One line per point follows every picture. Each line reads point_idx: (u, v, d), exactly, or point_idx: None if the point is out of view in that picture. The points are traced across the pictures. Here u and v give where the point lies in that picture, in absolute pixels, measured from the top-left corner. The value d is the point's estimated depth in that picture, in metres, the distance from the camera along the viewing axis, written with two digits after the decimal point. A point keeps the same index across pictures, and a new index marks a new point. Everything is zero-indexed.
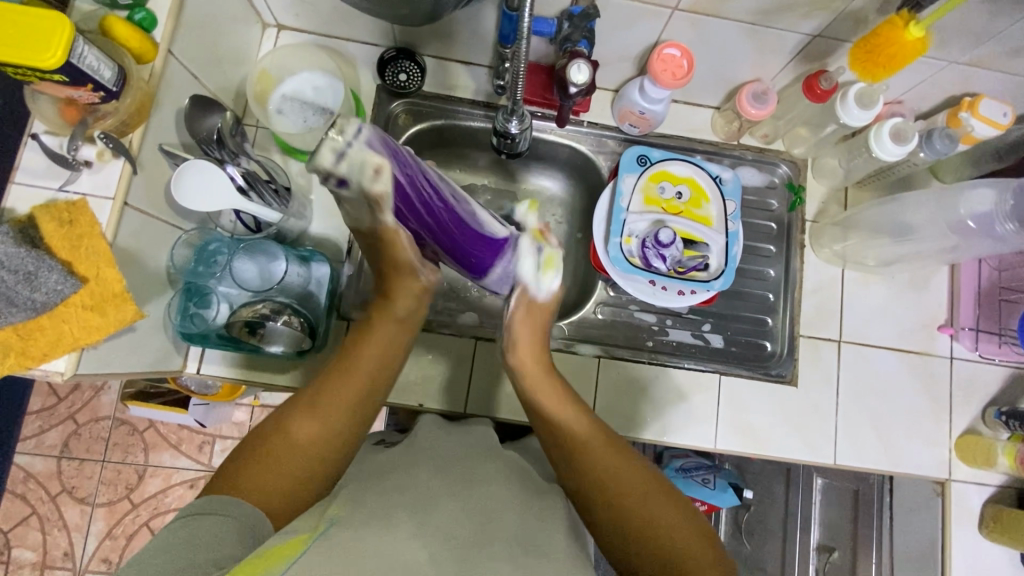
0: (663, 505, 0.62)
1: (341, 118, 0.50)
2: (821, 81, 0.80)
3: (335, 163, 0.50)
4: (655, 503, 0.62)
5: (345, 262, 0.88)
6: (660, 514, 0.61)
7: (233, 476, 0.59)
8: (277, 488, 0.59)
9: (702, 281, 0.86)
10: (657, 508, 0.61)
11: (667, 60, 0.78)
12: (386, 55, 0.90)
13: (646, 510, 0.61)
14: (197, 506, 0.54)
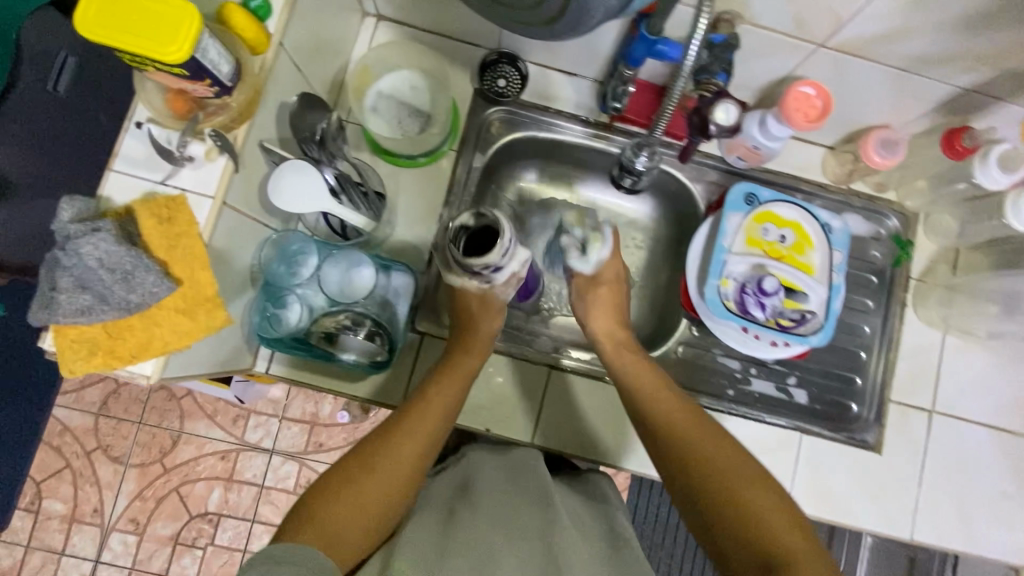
0: (761, 497, 0.61)
1: (505, 224, 0.66)
2: (964, 138, 0.75)
3: (501, 260, 0.67)
4: (754, 496, 0.61)
5: (424, 273, 0.84)
6: (760, 506, 0.60)
7: (312, 511, 0.59)
8: (357, 526, 0.58)
9: (798, 335, 0.81)
10: (754, 499, 0.61)
11: (802, 99, 0.72)
12: (487, 58, 0.85)
13: (743, 500, 0.61)
14: (276, 554, 0.49)
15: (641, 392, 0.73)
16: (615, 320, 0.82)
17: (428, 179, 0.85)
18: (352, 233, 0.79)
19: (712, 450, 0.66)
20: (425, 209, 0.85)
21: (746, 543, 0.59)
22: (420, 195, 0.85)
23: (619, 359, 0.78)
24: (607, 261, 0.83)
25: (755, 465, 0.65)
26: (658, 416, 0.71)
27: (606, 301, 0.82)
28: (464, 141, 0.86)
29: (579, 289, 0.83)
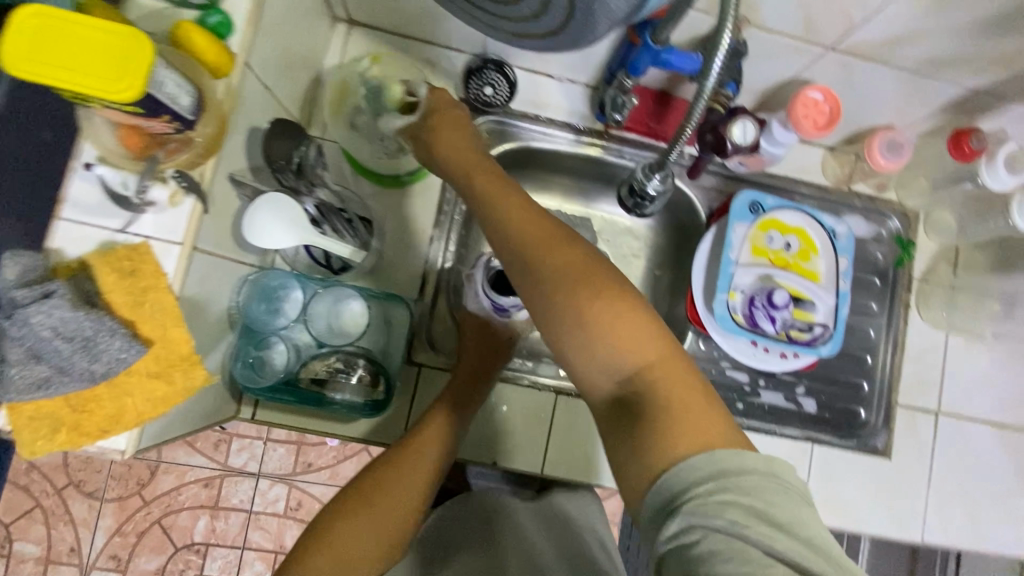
0: (614, 314, 0.48)
1: None
2: (973, 140, 0.72)
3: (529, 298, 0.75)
4: (601, 320, 0.48)
5: (415, 303, 0.78)
6: (617, 331, 0.47)
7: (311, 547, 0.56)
8: (364, 552, 0.57)
9: (807, 345, 0.79)
10: (607, 331, 0.47)
11: (809, 104, 0.69)
12: (472, 64, 0.79)
13: (597, 331, 0.48)
14: None
15: (489, 212, 0.55)
16: (471, 145, 0.63)
17: (415, 199, 0.79)
18: (337, 264, 0.73)
19: (563, 266, 0.50)
20: (414, 231, 0.79)
21: (593, 368, 0.49)
22: (407, 217, 0.79)
23: (470, 183, 0.59)
24: (432, 94, 0.68)
25: (599, 267, 0.50)
26: (506, 240, 0.52)
27: (451, 131, 0.64)
28: None
29: (422, 137, 0.66)
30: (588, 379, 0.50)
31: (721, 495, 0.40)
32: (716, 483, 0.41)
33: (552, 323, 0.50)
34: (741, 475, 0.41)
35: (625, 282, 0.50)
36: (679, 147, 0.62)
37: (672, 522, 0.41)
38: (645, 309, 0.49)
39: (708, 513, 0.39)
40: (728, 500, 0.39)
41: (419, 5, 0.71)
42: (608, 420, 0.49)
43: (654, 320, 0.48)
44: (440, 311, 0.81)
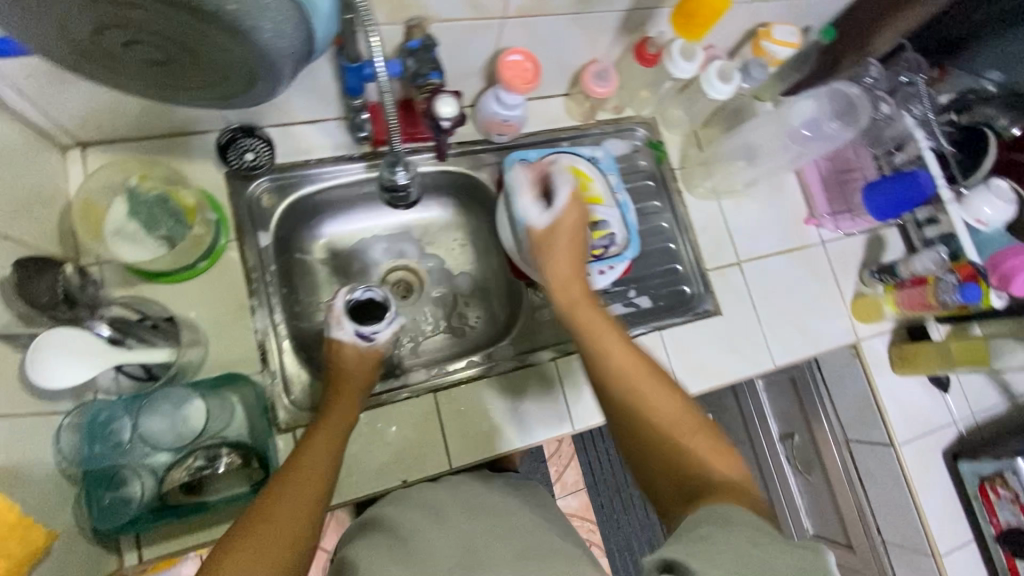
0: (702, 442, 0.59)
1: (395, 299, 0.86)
2: (648, 47, 0.88)
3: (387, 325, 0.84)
4: (672, 425, 0.60)
5: (263, 374, 0.78)
6: (686, 438, 0.60)
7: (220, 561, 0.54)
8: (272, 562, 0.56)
9: (616, 256, 0.93)
10: (680, 434, 0.60)
11: (513, 66, 0.81)
12: (222, 139, 0.82)
13: (680, 447, 0.59)
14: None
15: (589, 325, 0.69)
16: (577, 267, 0.77)
17: (221, 279, 0.79)
18: (160, 371, 0.71)
19: (653, 378, 0.63)
20: (233, 308, 0.79)
21: (659, 472, 0.60)
22: (219, 299, 0.79)
23: (581, 299, 0.74)
24: (567, 205, 0.80)
25: (687, 398, 0.64)
26: (597, 348, 0.66)
27: (572, 241, 0.79)
28: (240, 226, 0.82)
29: (537, 243, 0.80)
30: (652, 474, 0.60)
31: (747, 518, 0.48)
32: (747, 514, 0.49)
33: (629, 424, 0.62)
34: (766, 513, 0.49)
35: (704, 414, 0.62)
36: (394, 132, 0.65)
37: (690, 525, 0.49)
38: (718, 437, 0.61)
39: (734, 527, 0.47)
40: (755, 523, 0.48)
41: (139, 103, 0.73)
42: (674, 514, 0.58)
43: (728, 449, 0.60)
44: (293, 371, 0.81)
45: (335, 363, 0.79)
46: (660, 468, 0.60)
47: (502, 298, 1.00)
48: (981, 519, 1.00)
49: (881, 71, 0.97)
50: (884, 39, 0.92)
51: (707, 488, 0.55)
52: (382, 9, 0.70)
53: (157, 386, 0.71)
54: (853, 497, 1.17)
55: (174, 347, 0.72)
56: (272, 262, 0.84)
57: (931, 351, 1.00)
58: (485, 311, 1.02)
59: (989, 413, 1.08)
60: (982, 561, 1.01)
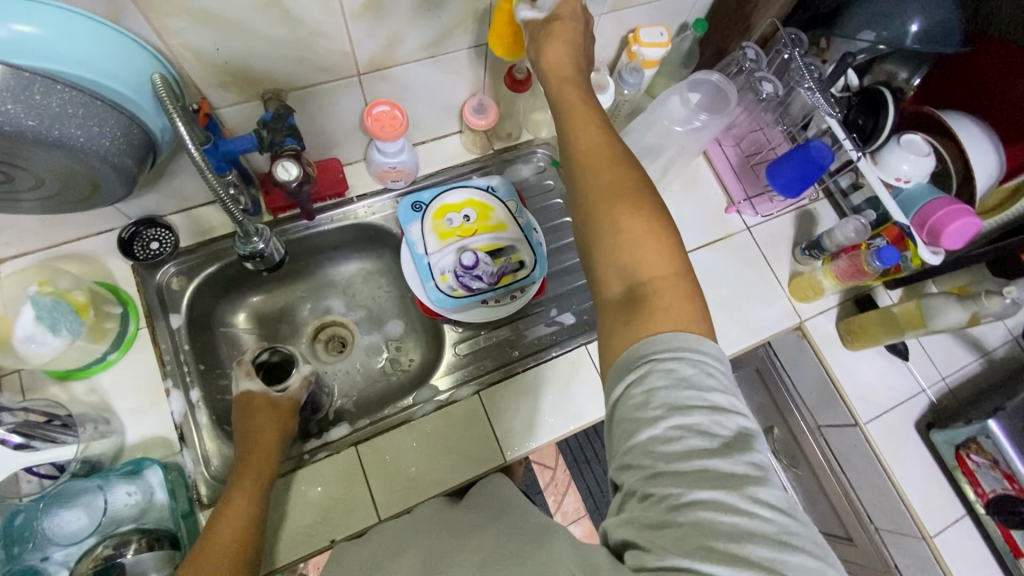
0: (650, 241, 0.56)
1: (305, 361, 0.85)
2: (517, 73, 0.89)
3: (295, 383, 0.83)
4: (624, 215, 0.57)
5: (183, 452, 0.79)
6: (639, 227, 0.56)
7: None
8: None
9: (524, 278, 0.92)
10: (631, 224, 0.56)
11: (382, 116, 0.84)
12: (125, 234, 0.86)
13: (626, 239, 0.56)
14: None
15: (566, 111, 0.66)
16: (575, 55, 0.70)
17: (135, 367, 0.83)
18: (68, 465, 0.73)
19: (612, 169, 0.60)
20: (149, 392, 0.82)
21: (609, 255, 0.57)
22: (135, 387, 0.82)
23: (572, 85, 0.68)
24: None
25: (647, 187, 0.59)
26: (569, 134, 0.65)
27: (564, 29, 0.70)
28: (151, 313, 0.85)
29: (534, 32, 0.71)
30: (599, 259, 0.58)
31: (700, 382, 0.48)
32: (693, 366, 0.49)
33: (583, 206, 0.60)
34: (686, 366, 0.49)
35: (664, 209, 0.58)
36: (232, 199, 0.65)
37: (637, 392, 0.49)
38: (671, 235, 0.57)
39: (687, 408, 0.47)
40: (707, 382, 0.48)
41: (32, 218, 0.78)
42: (608, 307, 0.56)
43: (676, 247, 0.56)
44: (214, 449, 0.81)
45: (246, 421, 0.77)
46: (607, 252, 0.58)
47: (429, 338, 1.00)
48: (965, 488, 0.93)
49: (759, 51, 0.97)
50: (762, 19, 0.95)
51: (642, 290, 0.54)
52: (232, 90, 0.74)
53: (68, 481, 0.72)
54: (838, 482, 1.12)
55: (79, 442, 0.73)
56: (186, 341, 0.86)
57: (874, 321, 0.97)
58: (418, 353, 1.01)
59: (960, 374, 1.02)
60: (979, 534, 0.93)
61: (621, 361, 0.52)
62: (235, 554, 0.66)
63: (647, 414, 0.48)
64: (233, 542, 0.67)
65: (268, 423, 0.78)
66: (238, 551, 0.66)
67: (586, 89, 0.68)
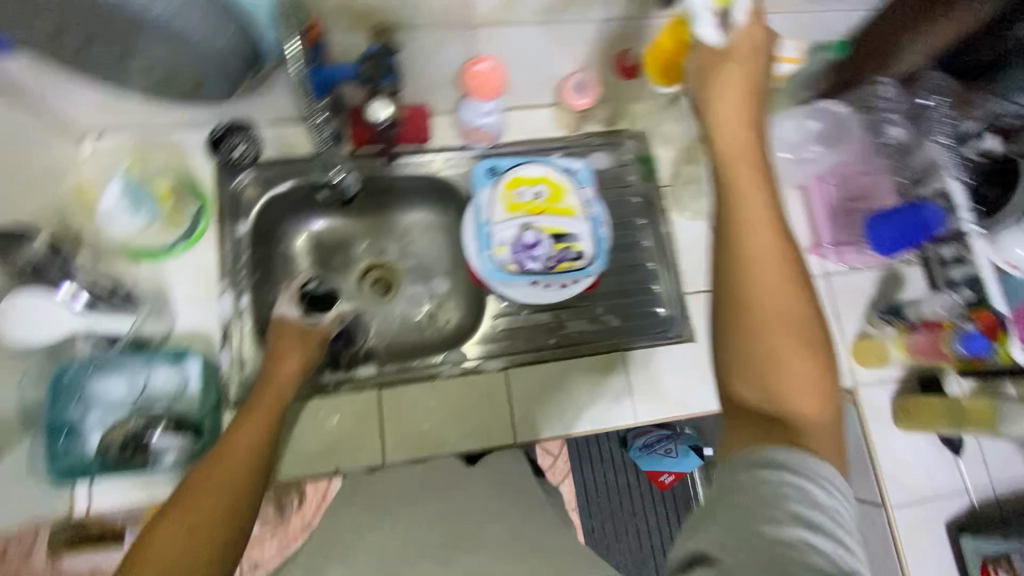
0: (807, 373, 0.50)
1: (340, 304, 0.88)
2: (627, 58, 0.87)
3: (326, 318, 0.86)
4: (779, 331, 0.51)
5: (221, 352, 0.83)
6: (792, 347, 0.51)
7: (144, 546, 0.58)
8: (184, 548, 0.59)
9: (580, 269, 0.90)
10: (784, 342, 0.51)
11: (480, 76, 0.81)
12: (215, 133, 0.89)
13: (783, 366, 0.50)
14: None
15: (735, 181, 0.56)
16: (749, 111, 0.59)
17: (197, 262, 0.87)
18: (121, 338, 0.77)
19: (773, 266, 0.53)
20: (206, 288, 0.86)
21: (757, 375, 0.51)
22: (194, 280, 0.86)
23: (740, 142, 0.58)
24: (746, 25, 0.60)
25: (804, 296, 0.53)
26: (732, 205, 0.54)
27: (743, 74, 0.60)
28: (221, 214, 0.88)
29: (704, 69, 0.61)
30: (739, 373, 0.52)
31: (831, 512, 0.44)
32: (830, 496, 0.45)
33: (735, 314, 0.52)
34: (820, 491, 0.45)
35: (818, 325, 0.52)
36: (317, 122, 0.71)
37: (765, 488, 0.46)
38: (828, 370, 0.51)
39: (815, 528, 0.43)
40: (839, 517, 0.44)
41: (137, 99, 0.81)
42: (740, 423, 0.51)
43: (831, 384, 0.51)
44: (249, 356, 0.84)
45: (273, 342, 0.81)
46: (749, 363, 0.52)
47: (471, 304, 1.00)
48: None
49: (895, 91, 0.92)
50: (908, 55, 0.85)
51: (784, 415, 0.49)
52: (344, 15, 0.73)
53: (115, 354, 0.77)
54: None
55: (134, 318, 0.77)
56: (247, 248, 0.89)
57: (939, 410, 0.91)
58: (457, 316, 0.99)
59: (1012, 485, 0.94)
60: None
61: (742, 468, 0.48)
62: (246, 462, 0.68)
63: (772, 512, 0.44)
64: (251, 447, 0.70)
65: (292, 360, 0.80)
66: (256, 457, 0.70)
67: (758, 149, 0.58)
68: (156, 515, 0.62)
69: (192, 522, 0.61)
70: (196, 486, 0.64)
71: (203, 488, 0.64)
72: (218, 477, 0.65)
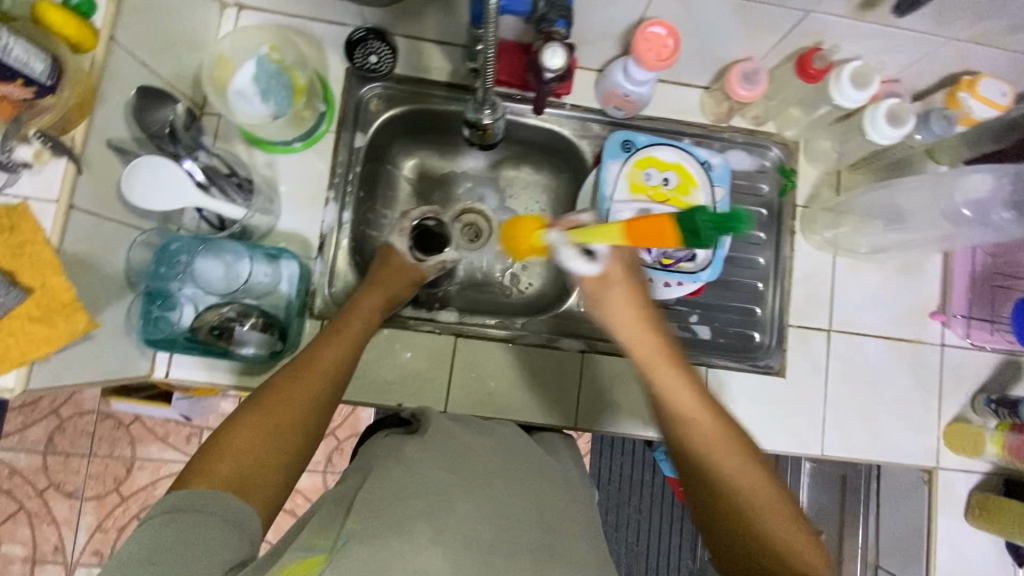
0: (806, 554, 0.53)
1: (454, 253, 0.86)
2: (815, 60, 0.76)
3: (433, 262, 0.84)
4: (754, 508, 0.55)
5: (316, 259, 0.84)
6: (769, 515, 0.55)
7: (226, 428, 0.62)
8: (263, 437, 0.62)
9: (689, 273, 0.84)
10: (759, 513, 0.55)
11: (652, 39, 0.74)
12: (355, 35, 0.85)
13: (790, 556, 0.53)
14: (181, 502, 0.55)
15: (671, 395, 0.59)
16: (648, 322, 0.62)
17: (309, 165, 0.85)
18: (230, 224, 0.78)
19: (724, 439, 0.57)
20: (313, 193, 0.85)
21: (767, 575, 0.53)
22: (302, 182, 0.85)
23: (638, 331, 0.62)
24: (612, 252, 0.63)
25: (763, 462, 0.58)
26: (674, 405, 0.58)
27: (624, 294, 0.63)
28: (342, 122, 0.86)
29: (592, 291, 0.64)
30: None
31: None
32: None
33: (734, 526, 0.55)
34: None
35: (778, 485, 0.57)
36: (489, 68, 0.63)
37: None
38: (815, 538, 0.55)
39: None
40: None
41: None
42: None
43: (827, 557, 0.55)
44: (341, 268, 0.86)
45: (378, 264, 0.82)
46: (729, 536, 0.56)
47: (560, 275, 0.96)
48: None
49: None
50: None
51: None
52: None
53: (220, 239, 0.77)
54: None
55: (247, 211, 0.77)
56: (359, 163, 0.87)
57: (1012, 516, 0.84)
58: (539, 281, 0.97)
59: None
60: None
61: None
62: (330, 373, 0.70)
63: None
64: (334, 366, 0.70)
65: (394, 282, 0.81)
66: (335, 376, 0.70)
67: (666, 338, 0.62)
68: (238, 413, 0.64)
69: (274, 430, 0.63)
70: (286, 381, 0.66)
71: (285, 400, 0.65)
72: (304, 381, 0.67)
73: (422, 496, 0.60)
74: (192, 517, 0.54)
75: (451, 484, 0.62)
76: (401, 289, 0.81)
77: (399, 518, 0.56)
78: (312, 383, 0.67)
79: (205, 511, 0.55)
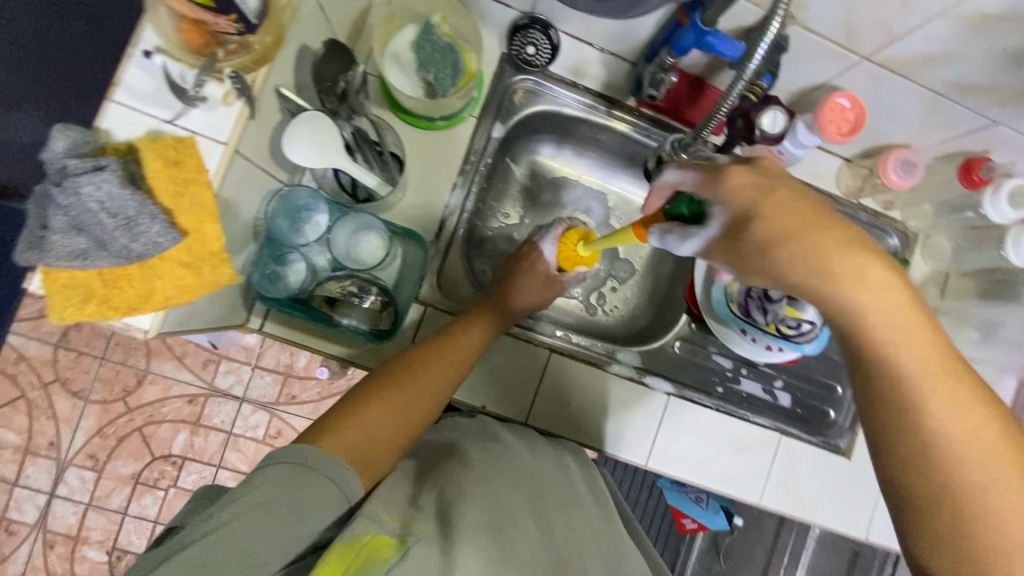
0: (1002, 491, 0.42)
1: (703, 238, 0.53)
2: (982, 169, 0.77)
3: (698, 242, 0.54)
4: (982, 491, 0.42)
5: (433, 245, 0.81)
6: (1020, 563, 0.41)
7: (358, 401, 0.63)
8: (393, 420, 0.63)
9: (793, 342, 0.83)
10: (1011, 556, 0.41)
11: (836, 110, 0.72)
12: (518, 21, 0.81)
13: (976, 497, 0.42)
14: (310, 458, 0.54)
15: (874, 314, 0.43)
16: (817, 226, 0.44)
17: (444, 146, 0.82)
18: (363, 194, 0.75)
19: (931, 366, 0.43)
20: (441, 174, 0.82)
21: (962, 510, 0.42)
22: (435, 161, 0.82)
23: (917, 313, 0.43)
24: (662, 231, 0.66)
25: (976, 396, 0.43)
26: (917, 394, 0.43)
27: (784, 212, 0.45)
28: (485, 109, 0.84)
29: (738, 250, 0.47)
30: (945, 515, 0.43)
31: None
32: None
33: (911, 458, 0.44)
34: None
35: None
36: (709, 126, 0.63)
37: None
38: None
39: None
40: None
41: None
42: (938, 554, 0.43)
43: None
44: (454, 255, 0.84)
45: (513, 264, 0.83)
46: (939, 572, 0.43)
47: (653, 307, 0.96)
48: None
49: None
50: None
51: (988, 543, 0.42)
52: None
53: (359, 210, 0.76)
54: None
55: (391, 186, 0.75)
56: (491, 153, 0.85)
57: None
58: (626, 307, 0.96)
59: None
60: None
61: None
62: (454, 364, 0.71)
63: None
64: (461, 357, 0.72)
65: (529, 289, 0.81)
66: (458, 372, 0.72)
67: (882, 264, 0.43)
68: (366, 390, 0.65)
69: (401, 408, 0.64)
70: (419, 362, 0.69)
71: (412, 380, 0.67)
72: (433, 370, 0.69)
73: (493, 508, 0.57)
74: (312, 480, 0.52)
75: (523, 504, 0.60)
76: (530, 299, 0.81)
77: (466, 520, 0.53)
78: (438, 371, 0.69)
79: (322, 476, 0.53)
